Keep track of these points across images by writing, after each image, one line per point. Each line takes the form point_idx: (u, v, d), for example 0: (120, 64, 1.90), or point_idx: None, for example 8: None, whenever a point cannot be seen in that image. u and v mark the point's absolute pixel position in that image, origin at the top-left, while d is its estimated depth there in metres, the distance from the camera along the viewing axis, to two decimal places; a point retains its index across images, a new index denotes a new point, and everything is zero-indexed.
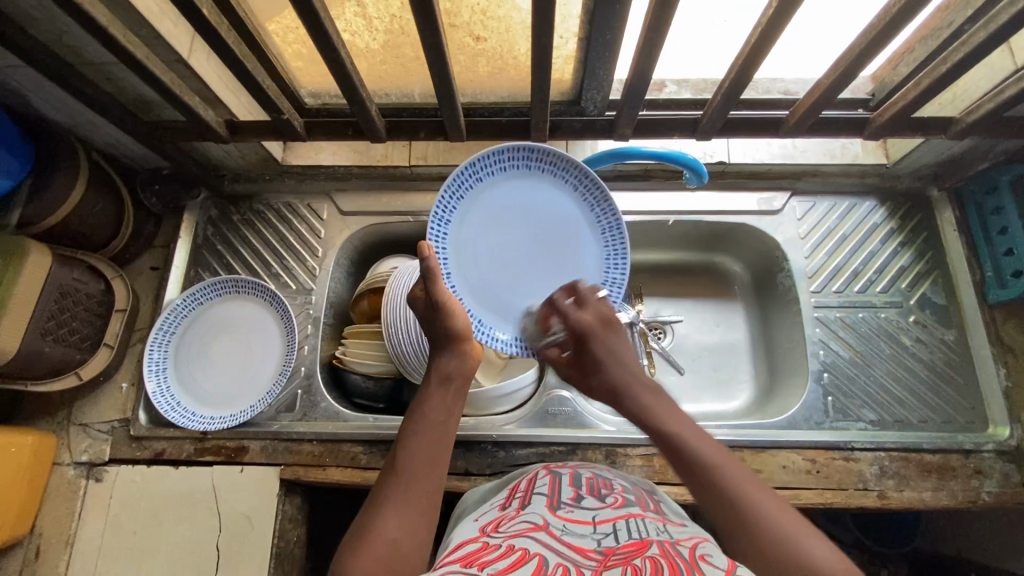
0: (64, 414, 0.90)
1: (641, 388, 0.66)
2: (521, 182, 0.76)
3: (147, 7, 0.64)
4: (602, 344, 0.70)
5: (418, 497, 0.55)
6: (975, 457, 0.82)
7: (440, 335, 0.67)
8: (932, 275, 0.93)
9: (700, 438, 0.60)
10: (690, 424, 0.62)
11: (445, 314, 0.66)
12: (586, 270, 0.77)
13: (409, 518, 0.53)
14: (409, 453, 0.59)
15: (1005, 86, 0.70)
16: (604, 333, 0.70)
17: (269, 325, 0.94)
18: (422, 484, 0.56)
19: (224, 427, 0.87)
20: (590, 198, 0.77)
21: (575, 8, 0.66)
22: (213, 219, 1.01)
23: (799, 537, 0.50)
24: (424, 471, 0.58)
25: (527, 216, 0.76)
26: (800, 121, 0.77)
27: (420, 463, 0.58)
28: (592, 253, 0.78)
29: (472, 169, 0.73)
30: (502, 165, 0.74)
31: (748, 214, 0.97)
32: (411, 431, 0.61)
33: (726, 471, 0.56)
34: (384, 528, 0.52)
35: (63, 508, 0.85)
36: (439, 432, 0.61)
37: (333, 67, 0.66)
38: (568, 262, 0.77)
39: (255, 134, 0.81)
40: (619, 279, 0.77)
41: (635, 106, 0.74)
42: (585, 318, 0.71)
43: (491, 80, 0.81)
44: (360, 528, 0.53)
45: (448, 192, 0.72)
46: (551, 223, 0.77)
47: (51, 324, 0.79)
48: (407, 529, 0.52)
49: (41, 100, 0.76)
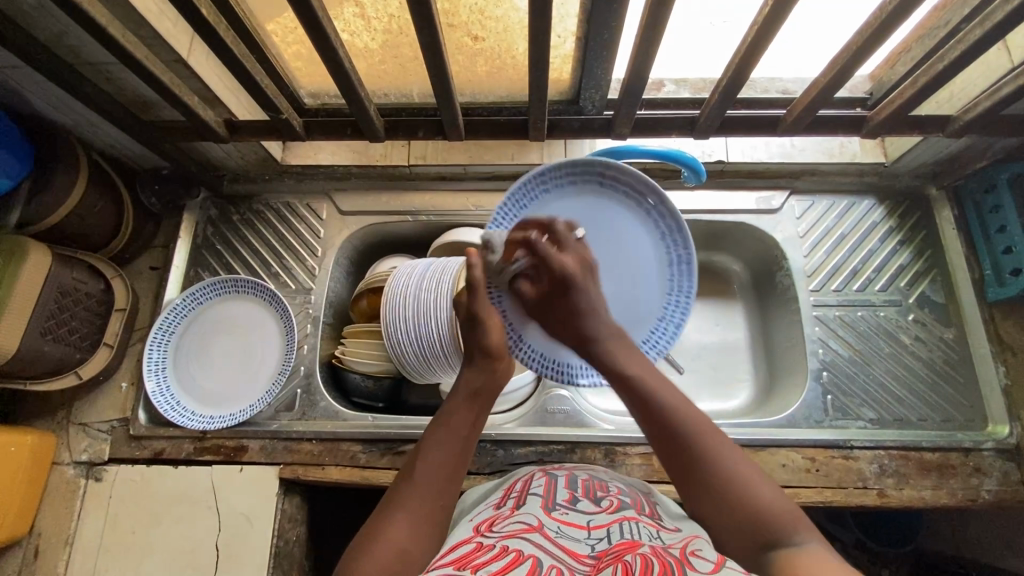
0: (63, 414, 0.90)
1: (612, 336, 0.60)
2: (589, 201, 0.70)
3: (146, 8, 0.64)
4: (583, 288, 0.61)
5: (430, 509, 0.54)
6: (975, 455, 0.82)
7: (474, 348, 0.65)
8: (931, 273, 0.93)
9: (669, 388, 0.56)
10: (650, 368, 0.58)
11: (482, 327, 0.64)
12: (644, 303, 0.72)
13: (418, 529, 0.53)
14: (427, 461, 0.57)
15: (1002, 84, 0.70)
16: (584, 280, 0.62)
17: (268, 325, 0.94)
18: (434, 497, 0.55)
19: (224, 427, 0.87)
20: (663, 228, 0.70)
21: (573, 7, 0.66)
22: (213, 219, 1.01)
23: (756, 489, 0.49)
24: (440, 482, 0.56)
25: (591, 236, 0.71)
26: (797, 120, 0.77)
27: (437, 475, 0.57)
28: (653, 287, 0.72)
29: (539, 181, 0.68)
30: (570, 180, 0.69)
31: (746, 213, 0.97)
32: (434, 439, 0.59)
33: (684, 420, 0.54)
34: (393, 535, 0.51)
35: (63, 508, 0.85)
36: (460, 445, 0.59)
37: (332, 66, 0.66)
38: (626, 293, 0.71)
39: (254, 134, 0.82)
40: (677, 318, 0.72)
41: (633, 105, 0.74)
42: (567, 262, 0.62)
43: (489, 79, 0.81)
44: (370, 530, 0.52)
45: (510, 203, 0.68)
46: (616, 247, 0.71)
47: (51, 323, 0.79)
48: (416, 537, 0.52)
49: (42, 100, 0.76)
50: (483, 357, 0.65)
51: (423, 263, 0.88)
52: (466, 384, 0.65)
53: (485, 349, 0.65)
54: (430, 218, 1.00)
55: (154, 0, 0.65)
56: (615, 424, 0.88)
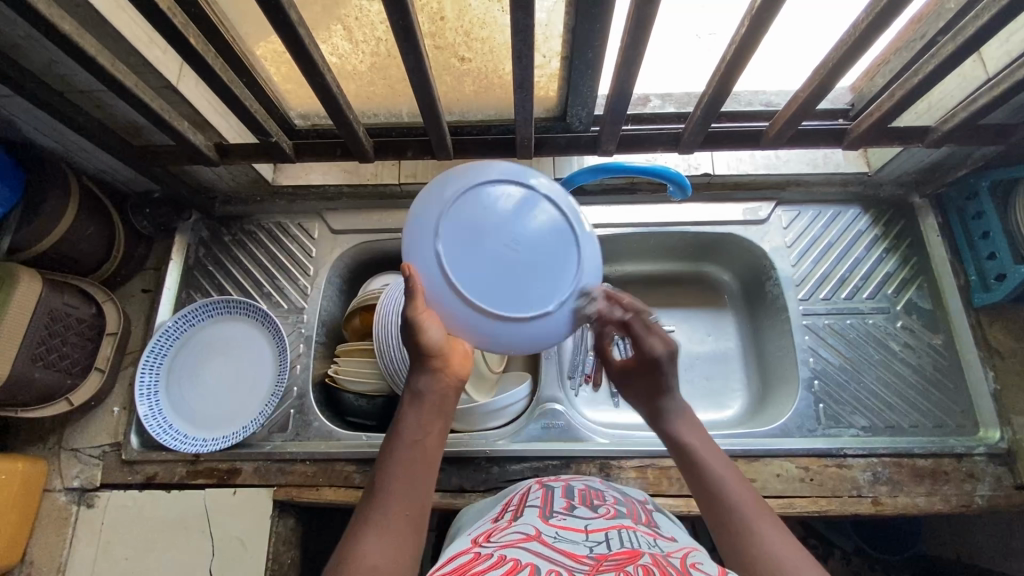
0: (55, 440, 0.90)
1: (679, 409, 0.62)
2: (432, 235, 0.58)
3: (136, 36, 0.65)
4: (669, 371, 0.62)
5: (400, 527, 0.49)
6: (967, 461, 0.82)
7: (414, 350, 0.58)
8: (917, 281, 0.94)
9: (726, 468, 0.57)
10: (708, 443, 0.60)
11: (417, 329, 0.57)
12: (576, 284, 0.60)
13: (391, 544, 0.48)
14: (389, 475, 0.52)
15: (978, 95, 0.72)
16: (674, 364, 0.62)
17: (259, 345, 0.94)
18: (405, 508, 0.50)
19: (217, 449, 0.86)
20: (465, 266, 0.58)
21: (557, 27, 0.67)
22: (204, 241, 1.02)
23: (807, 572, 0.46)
24: (407, 490, 0.51)
25: (471, 238, 0.58)
26: (780, 133, 0.78)
27: (400, 488, 0.51)
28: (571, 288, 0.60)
29: (425, 215, 0.60)
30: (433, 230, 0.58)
31: (734, 223, 0.99)
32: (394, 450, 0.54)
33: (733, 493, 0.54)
34: (365, 551, 0.46)
35: (54, 536, 0.84)
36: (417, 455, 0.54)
37: (320, 90, 0.67)
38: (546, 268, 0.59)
39: (245, 158, 0.83)
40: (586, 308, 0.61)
41: (618, 122, 0.76)
42: (651, 333, 0.63)
43: (477, 99, 0.83)
44: (344, 547, 0.48)
45: (428, 204, 0.60)
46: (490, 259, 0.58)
47: (42, 350, 0.79)
48: (389, 552, 0.47)
49: (32, 128, 0.77)
50: (425, 360, 0.57)
51: None
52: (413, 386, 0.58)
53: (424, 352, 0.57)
54: None
55: (143, 28, 0.66)
56: (611, 437, 0.89)
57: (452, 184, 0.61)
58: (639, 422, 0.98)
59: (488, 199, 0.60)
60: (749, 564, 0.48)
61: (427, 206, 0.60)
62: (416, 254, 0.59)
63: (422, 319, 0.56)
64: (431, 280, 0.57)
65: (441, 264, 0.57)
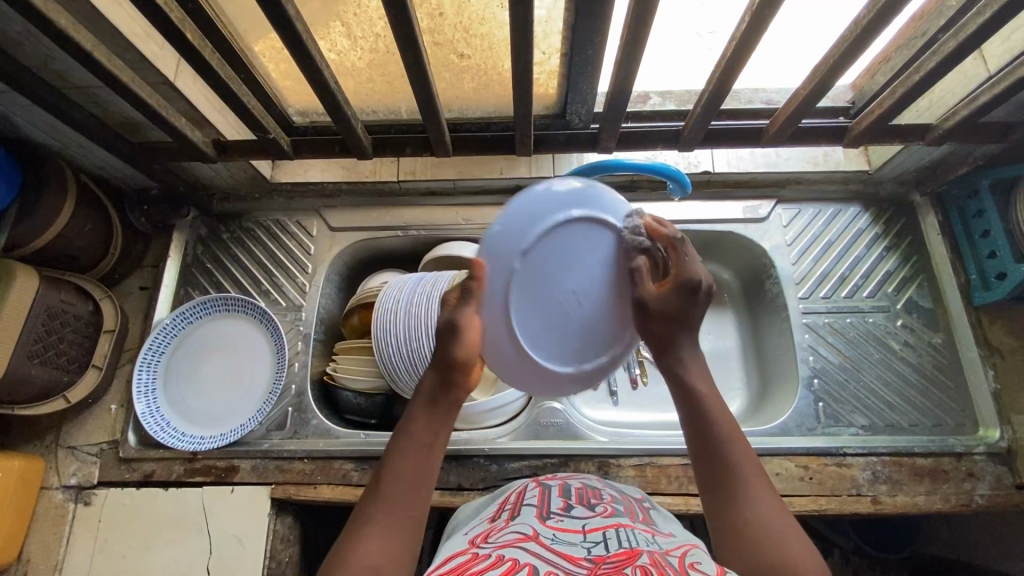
0: (52, 437, 0.90)
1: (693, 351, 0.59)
2: (517, 249, 0.54)
3: (132, 31, 0.64)
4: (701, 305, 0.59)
5: (401, 532, 0.49)
6: (967, 460, 0.82)
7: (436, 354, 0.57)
8: (917, 279, 0.94)
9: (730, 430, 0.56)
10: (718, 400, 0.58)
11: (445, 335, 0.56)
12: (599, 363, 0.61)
13: (390, 548, 0.47)
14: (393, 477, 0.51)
15: (979, 93, 0.71)
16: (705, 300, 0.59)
17: (257, 343, 0.94)
18: (407, 513, 0.50)
19: (215, 447, 0.86)
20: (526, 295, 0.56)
21: (557, 23, 0.67)
22: (203, 238, 1.01)
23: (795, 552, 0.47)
24: (410, 490, 0.51)
25: (548, 275, 0.56)
26: (781, 130, 0.78)
27: (404, 492, 0.51)
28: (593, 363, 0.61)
29: (523, 219, 0.55)
30: (521, 241, 0.54)
31: (734, 222, 0.98)
32: (399, 447, 0.53)
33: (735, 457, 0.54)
34: (365, 550, 0.46)
35: (51, 533, 0.84)
36: (424, 460, 0.53)
37: (318, 87, 0.66)
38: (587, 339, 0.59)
39: (242, 154, 0.82)
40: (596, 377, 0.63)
41: (618, 119, 0.75)
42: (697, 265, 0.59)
43: (476, 96, 0.82)
44: (343, 545, 0.47)
45: (532, 209, 0.55)
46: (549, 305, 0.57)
47: (39, 347, 0.78)
48: (391, 553, 0.47)
49: (29, 124, 0.76)
50: (450, 368, 0.56)
51: (414, 277, 0.88)
52: (424, 389, 0.57)
53: (451, 359, 0.56)
54: (419, 232, 1.00)
55: (140, 23, 0.66)
56: (609, 436, 0.88)
57: (569, 204, 0.56)
58: (638, 420, 0.98)
59: (585, 248, 0.56)
60: (738, 533, 0.49)
61: (526, 211, 0.55)
62: (494, 256, 0.55)
63: (467, 331, 0.56)
64: (494, 291, 0.56)
65: (509, 280, 0.55)
